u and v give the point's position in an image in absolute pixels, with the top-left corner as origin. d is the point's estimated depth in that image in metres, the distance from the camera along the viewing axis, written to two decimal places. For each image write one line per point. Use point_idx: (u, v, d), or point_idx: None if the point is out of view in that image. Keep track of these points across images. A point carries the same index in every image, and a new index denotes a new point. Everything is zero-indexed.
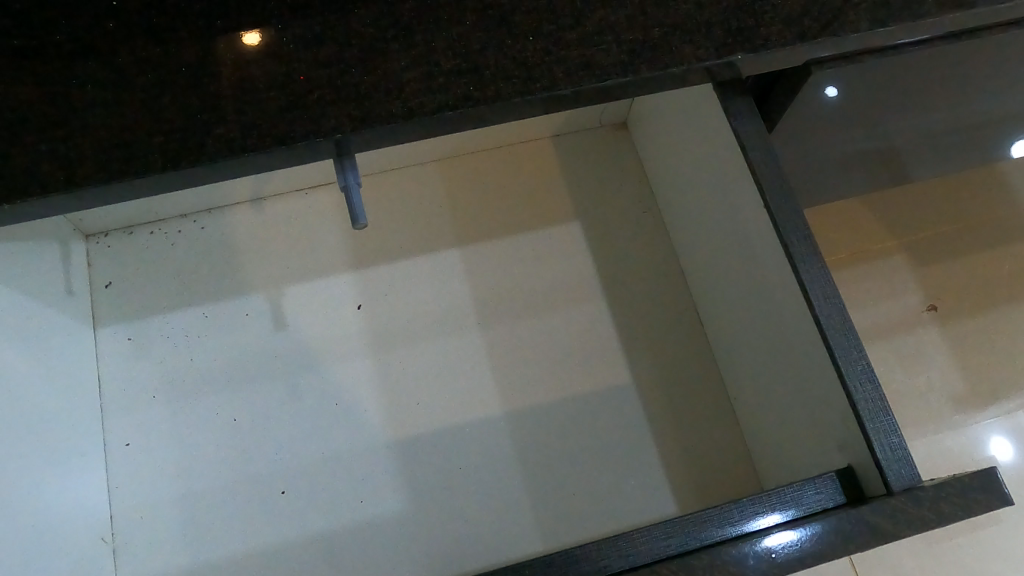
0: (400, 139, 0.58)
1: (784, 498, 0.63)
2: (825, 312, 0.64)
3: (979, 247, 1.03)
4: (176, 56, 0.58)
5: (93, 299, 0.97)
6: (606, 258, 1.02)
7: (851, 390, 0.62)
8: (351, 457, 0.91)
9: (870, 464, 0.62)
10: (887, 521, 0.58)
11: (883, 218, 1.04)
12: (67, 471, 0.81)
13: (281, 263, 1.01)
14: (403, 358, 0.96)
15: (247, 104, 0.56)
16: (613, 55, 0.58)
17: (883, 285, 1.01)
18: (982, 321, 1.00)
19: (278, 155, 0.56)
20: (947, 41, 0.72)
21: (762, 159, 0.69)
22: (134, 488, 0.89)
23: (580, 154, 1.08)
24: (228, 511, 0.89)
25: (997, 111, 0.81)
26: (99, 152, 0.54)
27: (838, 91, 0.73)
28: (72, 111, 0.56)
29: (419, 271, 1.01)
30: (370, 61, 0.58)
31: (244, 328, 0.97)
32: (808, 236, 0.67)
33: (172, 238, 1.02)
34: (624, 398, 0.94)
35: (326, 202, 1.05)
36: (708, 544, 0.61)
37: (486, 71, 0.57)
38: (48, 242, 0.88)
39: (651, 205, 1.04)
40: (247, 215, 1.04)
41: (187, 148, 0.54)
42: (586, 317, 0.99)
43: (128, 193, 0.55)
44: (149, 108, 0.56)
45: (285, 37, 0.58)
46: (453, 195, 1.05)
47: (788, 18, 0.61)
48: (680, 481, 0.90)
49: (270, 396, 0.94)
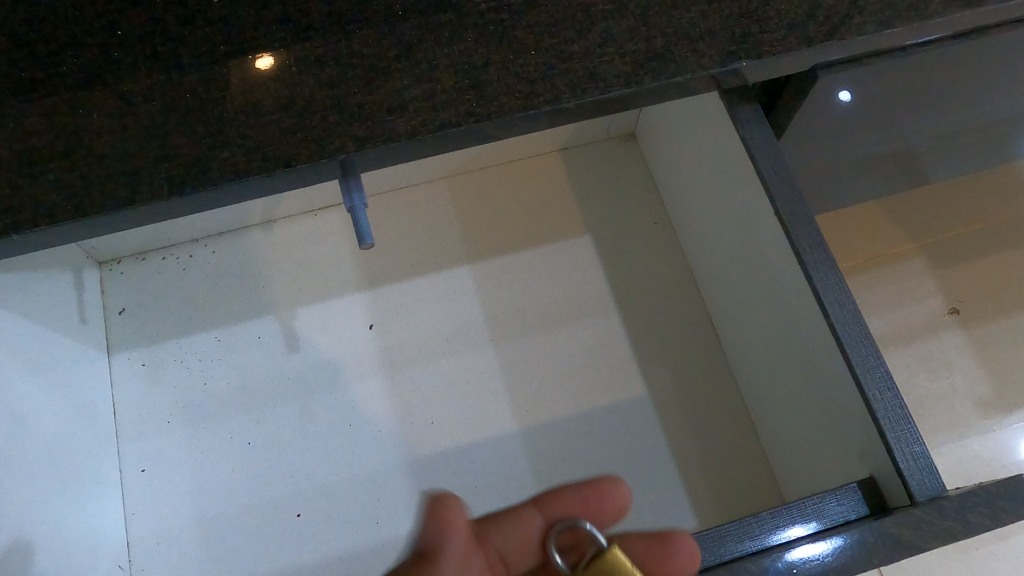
0: (406, 158, 0.58)
1: (805, 510, 0.61)
2: (841, 320, 0.63)
3: (998, 246, 1.01)
4: (180, 82, 0.58)
5: (108, 326, 0.98)
6: (617, 270, 1.01)
7: (870, 399, 0.61)
8: (366, 478, 0.91)
9: (892, 473, 0.60)
10: (912, 532, 0.56)
11: (899, 220, 1.03)
12: (82, 499, 0.81)
13: (294, 284, 1.02)
14: (416, 376, 0.96)
15: (251, 128, 0.56)
16: (616, 66, 0.58)
17: (902, 289, 0.99)
18: (1007, 322, 0.97)
19: (284, 177, 0.56)
20: (977, 35, 0.68)
21: (771, 166, 0.68)
22: (151, 512, 0.90)
23: (588, 167, 1.08)
24: (244, 536, 0.89)
25: (1013, 107, 0.80)
26: (107, 180, 0.55)
27: (851, 95, 0.71)
28: (79, 140, 0.56)
29: (432, 289, 1.01)
30: (374, 82, 0.58)
31: (256, 351, 0.98)
32: (820, 243, 0.66)
33: (183, 263, 1.03)
34: (639, 411, 0.93)
35: (336, 222, 1.05)
36: (727, 560, 0.59)
37: (489, 87, 0.57)
38: (62, 270, 0.90)
39: (662, 216, 1.04)
40: (258, 238, 1.05)
41: (193, 174, 0.55)
42: (599, 329, 0.98)
43: (136, 219, 0.56)
44: (155, 135, 0.56)
45: (289, 60, 0.59)
46: (462, 212, 1.06)
47: (793, 23, 0.60)
48: (701, 494, 0.89)
49: (283, 418, 0.94)
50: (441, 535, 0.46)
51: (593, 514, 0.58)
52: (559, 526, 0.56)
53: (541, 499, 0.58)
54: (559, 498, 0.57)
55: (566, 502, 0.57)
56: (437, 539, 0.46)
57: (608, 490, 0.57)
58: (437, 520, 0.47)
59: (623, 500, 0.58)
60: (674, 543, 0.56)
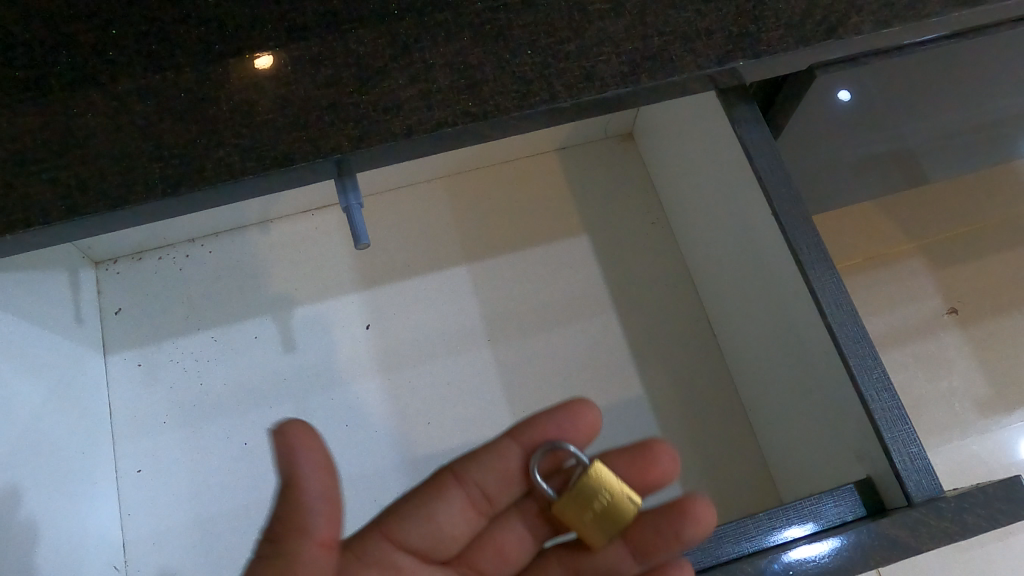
0: (402, 157, 0.58)
1: (802, 511, 0.61)
2: (839, 320, 0.63)
3: (996, 246, 1.01)
4: (175, 82, 0.58)
5: (104, 327, 0.98)
6: (615, 270, 1.01)
7: (867, 400, 0.61)
8: (363, 479, 0.91)
9: (889, 474, 0.60)
10: (909, 533, 0.56)
11: (897, 220, 1.02)
12: (78, 499, 0.81)
13: (290, 284, 1.02)
14: (413, 377, 0.96)
15: (245, 128, 0.56)
16: (613, 66, 0.58)
17: (900, 289, 0.99)
18: (1005, 322, 0.97)
19: (279, 177, 0.56)
20: (975, 34, 0.68)
21: (769, 166, 0.68)
22: (146, 513, 0.89)
23: (585, 167, 1.08)
24: (240, 537, 0.88)
25: (1012, 107, 0.80)
26: (101, 179, 0.54)
27: (851, 95, 0.70)
28: (73, 140, 0.56)
29: (429, 289, 1.01)
30: (369, 82, 0.57)
31: (253, 351, 0.97)
32: (817, 243, 0.65)
33: (180, 263, 1.03)
34: (636, 411, 0.93)
35: (333, 222, 1.05)
36: (724, 561, 0.59)
37: (485, 86, 0.57)
38: (58, 270, 0.89)
39: (660, 216, 1.04)
40: (254, 238, 1.04)
41: (187, 174, 0.55)
42: (595, 330, 0.98)
43: (131, 219, 0.56)
44: (149, 134, 0.56)
45: (284, 60, 0.59)
46: (459, 212, 1.05)
47: (791, 23, 0.60)
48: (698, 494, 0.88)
49: (280, 419, 0.94)
50: (291, 462, 0.42)
51: (571, 435, 0.59)
52: (537, 454, 0.57)
53: (516, 429, 0.58)
54: (536, 424, 0.58)
55: (543, 426, 0.58)
56: (293, 468, 0.42)
57: (583, 412, 0.58)
58: (281, 449, 0.41)
59: (595, 420, 0.59)
60: (654, 451, 0.59)
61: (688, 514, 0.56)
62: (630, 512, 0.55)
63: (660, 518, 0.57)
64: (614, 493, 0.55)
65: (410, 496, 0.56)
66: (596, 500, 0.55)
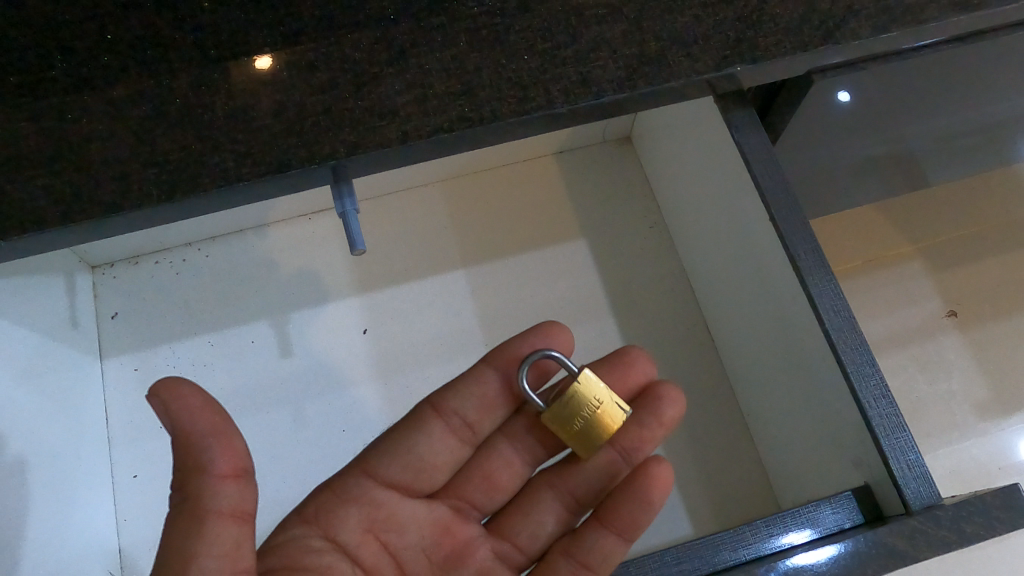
0: (398, 163, 0.58)
1: (800, 518, 0.61)
2: (836, 327, 0.63)
3: (995, 249, 1.01)
4: (171, 88, 0.58)
5: (101, 332, 0.98)
6: (613, 275, 1.01)
7: (864, 407, 0.61)
8: None
9: (887, 482, 0.60)
10: (906, 541, 0.56)
11: (896, 224, 1.02)
12: (73, 505, 0.80)
13: (287, 288, 1.01)
14: (410, 381, 0.95)
15: (241, 133, 0.56)
16: (610, 71, 0.58)
17: (899, 293, 0.99)
18: (1005, 325, 0.97)
19: (274, 183, 0.56)
20: (973, 38, 0.67)
21: (767, 172, 0.68)
22: (142, 519, 0.89)
23: (584, 171, 1.08)
24: None
25: (1010, 110, 0.79)
26: (95, 186, 0.54)
27: (850, 95, 0.69)
28: (68, 146, 0.56)
29: (426, 293, 1.00)
30: (365, 87, 0.57)
31: (249, 356, 0.97)
32: (815, 249, 0.65)
33: (176, 267, 1.02)
34: None
35: (330, 226, 1.05)
36: (721, 569, 0.59)
37: (481, 92, 0.57)
38: (54, 275, 0.89)
39: (658, 220, 1.03)
40: (251, 242, 1.04)
41: (183, 180, 0.54)
42: (593, 334, 0.97)
43: (125, 225, 0.56)
44: (144, 140, 0.56)
45: (279, 65, 0.58)
46: (457, 216, 1.05)
47: (788, 28, 0.60)
48: (697, 499, 0.88)
49: (276, 423, 0.93)
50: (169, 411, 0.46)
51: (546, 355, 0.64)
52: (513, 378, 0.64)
53: (490, 356, 0.65)
54: (508, 350, 0.64)
55: (514, 350, 0.64)
56: (176, 420, 0.46)
57: (553, 332, 0.64)
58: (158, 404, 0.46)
59: (569, 340, 0.65)
60: (629, 356, 0.66)
61: (660, 398, 0.65)
62: (615, 419, 0.60)
63: (641, 411, 0.64)
64: (604, 400, 0.60)
65: (395, 428, 0.64)
66: (586, 408, 0.60)
